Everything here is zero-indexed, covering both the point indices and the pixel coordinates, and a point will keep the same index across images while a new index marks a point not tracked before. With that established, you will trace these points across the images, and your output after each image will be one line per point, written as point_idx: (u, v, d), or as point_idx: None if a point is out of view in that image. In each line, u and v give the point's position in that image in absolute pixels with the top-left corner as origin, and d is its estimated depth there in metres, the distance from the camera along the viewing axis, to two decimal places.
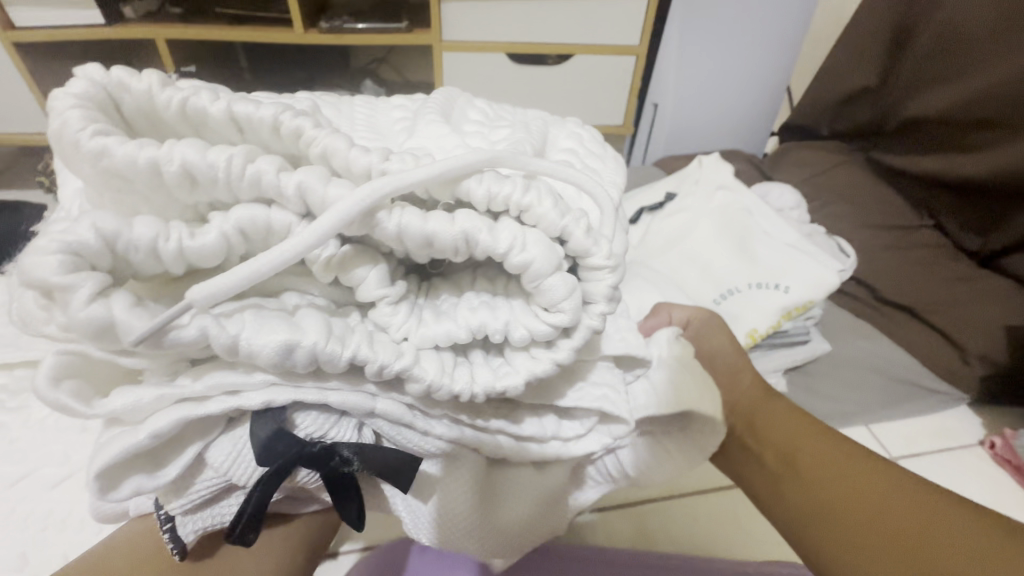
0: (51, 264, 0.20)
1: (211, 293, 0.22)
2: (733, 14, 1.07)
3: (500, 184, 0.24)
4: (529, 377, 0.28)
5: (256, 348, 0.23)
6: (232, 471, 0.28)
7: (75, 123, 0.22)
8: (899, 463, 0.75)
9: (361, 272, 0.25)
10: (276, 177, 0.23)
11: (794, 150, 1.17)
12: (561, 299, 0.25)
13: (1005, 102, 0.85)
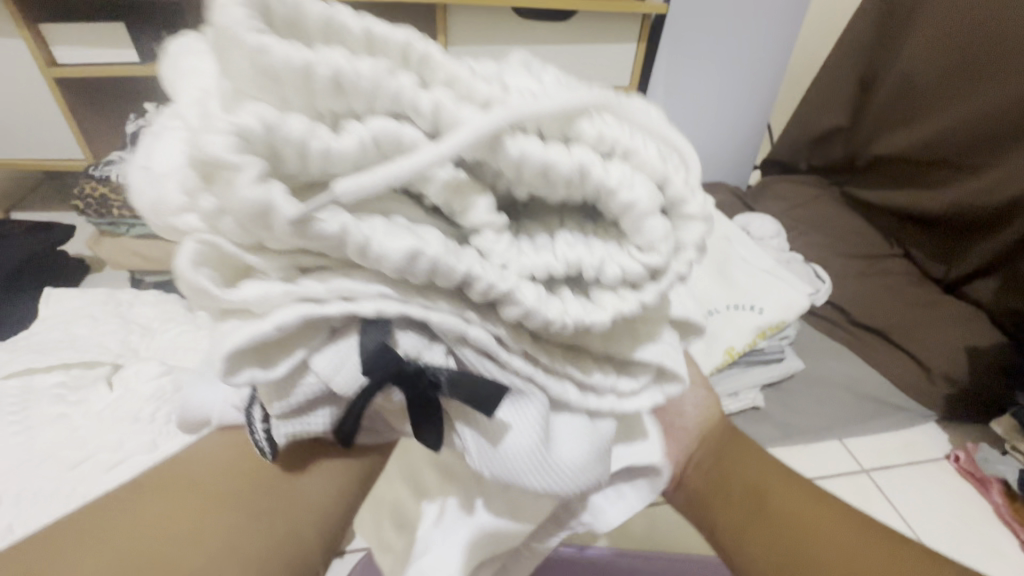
0: (223, 141, 0.17)
1: (359, 191, 0.18)
2: (714, 51, 1.16)
3: (613, 125, 0.22)
4: (617, 315, 0.24)
5: (384, 252, 0.19)
6: (334, 379, 0.24)
7: (233, 9, 0.17)
8: (871, 475, 0.79)
9: (475, 192, 0.21)
10: (415, 92, 0.19)
11: (773, 184, 1.26)
12: (661, 234, 0.22)
13: (959, 146, 0.94)
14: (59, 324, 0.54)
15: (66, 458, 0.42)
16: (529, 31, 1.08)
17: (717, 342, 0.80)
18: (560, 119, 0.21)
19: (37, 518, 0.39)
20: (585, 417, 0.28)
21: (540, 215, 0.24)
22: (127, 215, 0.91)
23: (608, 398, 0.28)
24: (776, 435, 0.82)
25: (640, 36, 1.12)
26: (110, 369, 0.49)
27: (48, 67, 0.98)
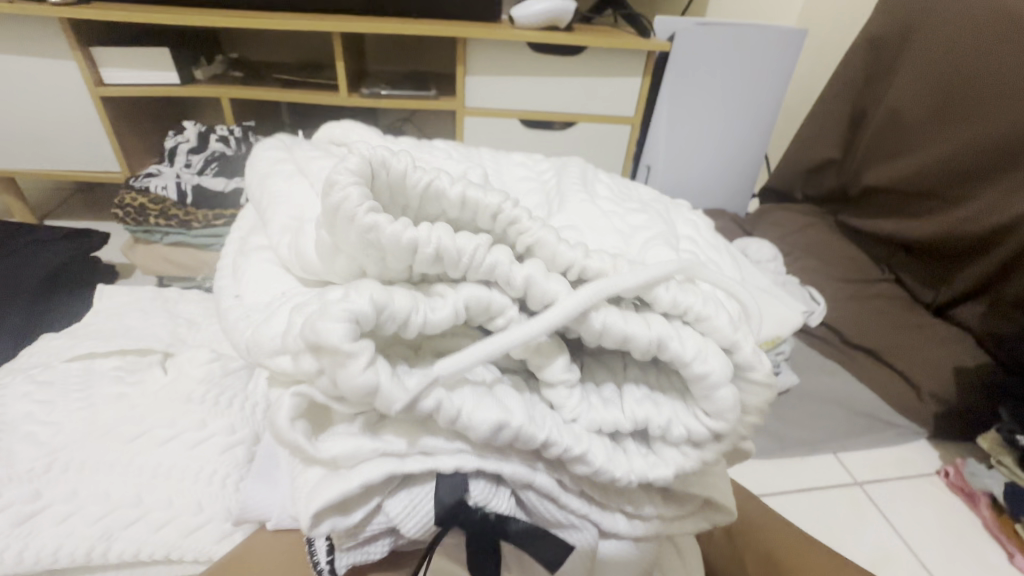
0: (341, 331, 0.20)
1: (454, 366, 0.23)
2: (710, 88, 1.25)
3: (685, 294, 0.26)
4: (677, 471, 0.28)
5: (471, 422, 0.24)
6: (402, 524, 0.28)
7: (353, 199, 0.23)
8: (864, 487, 0.83)
9: (552, 357, 0.26)
10: (509, 267, 0.24)
11: (771, 211, 1.31)
12: (723, 410, 0.25)
13: (939, 179, 1.01)
14: (114, 319, 0.59)
15: (124, 432, 0.46)
16: (539, 63, 1.16)
17: None
18: (637, 288, 0.25)
19: (101, 486, 0.43)
20: (630, 541, 0.33)
21: (608, 364, 0.30)
22: (162, 224, 0.95)
23: (654, 522, 0.32)
24: (773, 446, 0.86)
25: (643, 71, 1.18)
26: (161, 356, 0.54)
27: (95, 87, 1.05)
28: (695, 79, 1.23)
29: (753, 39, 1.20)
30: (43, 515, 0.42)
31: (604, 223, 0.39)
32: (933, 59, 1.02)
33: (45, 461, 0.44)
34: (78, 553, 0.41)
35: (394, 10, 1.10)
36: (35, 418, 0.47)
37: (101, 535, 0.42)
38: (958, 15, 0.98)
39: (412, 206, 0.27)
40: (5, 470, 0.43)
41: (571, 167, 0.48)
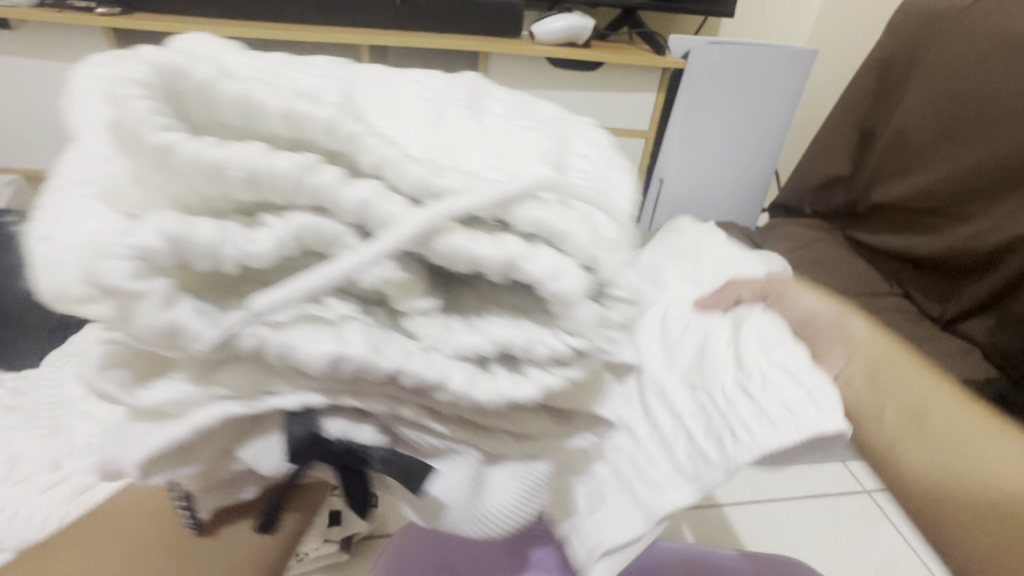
0: (121, 267, 0.18)
1: (273, 301, 0.20)
2: (726, 99, 1.28)
3: (542, 211, 0.23)
4: (546, 391, 0.24)
5: (302, 354, 0.21)
6: (258, 463, 0.25)
7: (138, 113, 0.19)
8: (872, 494, 0.84)
9: (398, 283, 0.22)
10: (337, 188, 0.20)
11: (780, 226, 1.34)
12: (586, 322, 0.23)
13: (946, 196, 1.04)
14: None
15: None
16: (559, 78, 1.20)
17: None
18: (493, 204, 0.22)
19: None
20: (520, 465, 0.27)
21: (480, 288, 0.25)
22: None
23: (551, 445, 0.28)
24: None
25: (658, 87, 1.22)
26: None
27: None
28: (711, 91, 1.27)
29: (765, 59, 1.24)
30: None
31: (484, 136, 0.29)
32: (939, 81, 1.06)
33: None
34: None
35: (419, 26, 1.15)
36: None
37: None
38: (963, 41, 1.02)
39: (228, 127, 0.21)
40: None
41: (460, 86, 0.35)
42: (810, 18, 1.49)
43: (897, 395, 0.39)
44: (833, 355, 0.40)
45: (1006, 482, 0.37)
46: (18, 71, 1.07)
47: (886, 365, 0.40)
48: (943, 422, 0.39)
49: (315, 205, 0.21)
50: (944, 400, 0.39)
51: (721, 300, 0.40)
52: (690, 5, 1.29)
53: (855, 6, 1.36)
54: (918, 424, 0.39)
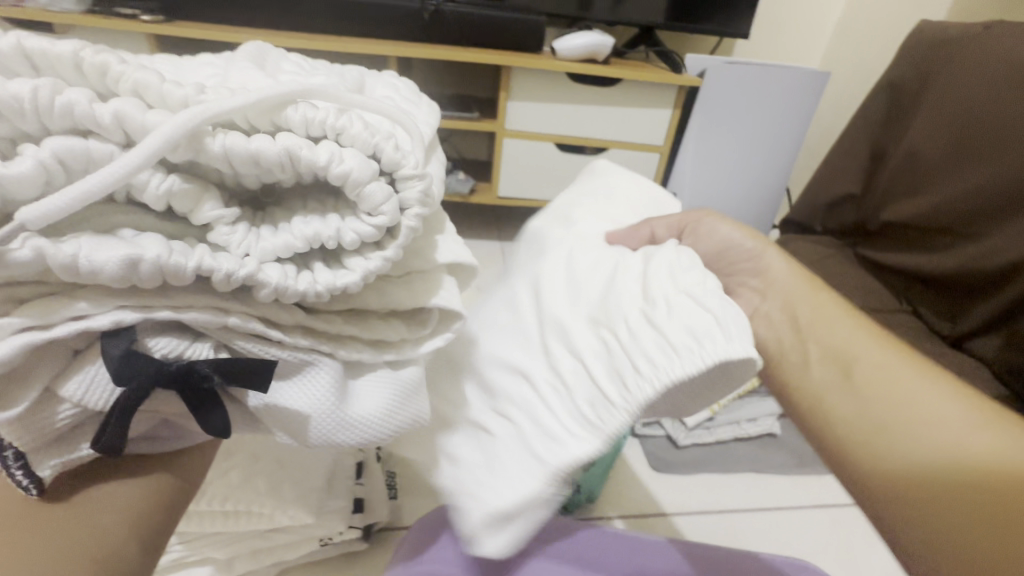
0: None
1: (44, 212, 0.21)
2: (743, 117, 1.32)
3: (316, 109, 0.26)
4: (367, 275, 0.28)
5: (98, 265, 0.23)
6: (88, 397, 0.28)
7: None
8: None
9: (186, 193, 0.25)
10: (89, 105, 0.23)
11: (791, 241, 1.36)
12: (381, 202, 0.25)
13: (958, 216, 1.05)
14: None
15: None
16: (576, 92, 1.24)
17: None
18: (257, 108, 0.25)
19: None
20: (382, 367, 0.33)
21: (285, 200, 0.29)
22: None
23: (402, 346, 0.34)
24: (792, 462, 0.88)
25: (675, 104, 1.26)
26: None
27: None
28: (724, 110, 1.30)
29: (779, 78, 1.28)
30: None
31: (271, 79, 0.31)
32: (950, 104, 1.08)
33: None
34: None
35: (445, 38, 1.19)
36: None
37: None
38: (975, 66, 1.05)
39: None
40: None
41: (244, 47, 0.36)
42: (821, 41, 1.53)
43: (825, 348, 0.45)
44: (763, 312, 0.49)
45: (939, 437, 0.38)
46: None
47: (823, 334, 0.46)
48: (873, 379, 0.42)
49: (79, 129, 0.23)
50: (892, 369, 0.43)
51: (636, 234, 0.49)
52: (705, 25, 1.33)
53: (866, 31, 1.40)
54: (848, 379, 0.43)
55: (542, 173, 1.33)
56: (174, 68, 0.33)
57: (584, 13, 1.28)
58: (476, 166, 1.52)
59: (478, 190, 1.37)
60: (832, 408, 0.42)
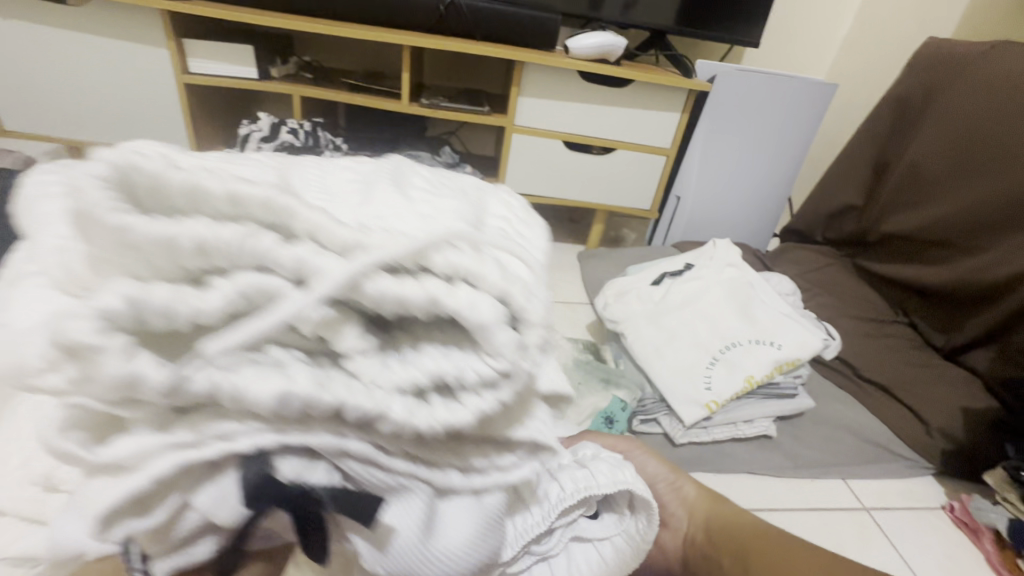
0: (85, 324, 0.17)
1: (229, 343, 0.20)
2: (749, 130, 1.34)
3: (458, 253, 0.24)
4: (480, 416, 0.24)
5: (252, 396, 0.20)
6: (218, 514, 0.22)
7: (98, 200, 0.19)
8: (871, 511, 0.86)
9: (340, 324, 0.22)
10: (278, 248, 0.21)
11: (791, 250, 1.38)
12: (507, 344, 0.23)
13: (957, 230, 1.07)
14: None
15: None
16: (587, 91, 1.24)
17: (737, 369, 0.87)
18: (413, 252, 0.23)
19: None
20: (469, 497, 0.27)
21: (410, 327, 0.24)
22: None
23: (491, 473, 0.28)
24: (786, 465, 0.89)
25: (682, 109, 1.27)
26: None
27: (182, 74, 1.15)
28: (732, 123, 1.33)
29: (785, 88, 1.29)
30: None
31: (411, 206, 0.29)
32: (951, 123, 1.10)
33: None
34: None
35: (460, 32, 1.20)
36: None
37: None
38: (977, 85, 1.07)
39: (211, 209, 0.22)
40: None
41: (390, 164, 0.36)
42: (828, 55, 1.55)
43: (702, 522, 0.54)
44: (677, 518, 0.55)
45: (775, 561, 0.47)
46: (72, 45, 1.12)
47: (701, 511, 0.55)
48: (732, 528, 0.52)
49: (257, 266, 0.21)
50: (745, 517, 0.53)
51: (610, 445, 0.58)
52: (716, 32, 1.34)
53: (874, 45, 1.42)
54: (714, 544, 0.52)
55: (550, 172, 1.34)
56: (322, 173, 0.32)
57: (597, 14, 1.29)
58: (480, 160, 1.53)
59: None
60: None
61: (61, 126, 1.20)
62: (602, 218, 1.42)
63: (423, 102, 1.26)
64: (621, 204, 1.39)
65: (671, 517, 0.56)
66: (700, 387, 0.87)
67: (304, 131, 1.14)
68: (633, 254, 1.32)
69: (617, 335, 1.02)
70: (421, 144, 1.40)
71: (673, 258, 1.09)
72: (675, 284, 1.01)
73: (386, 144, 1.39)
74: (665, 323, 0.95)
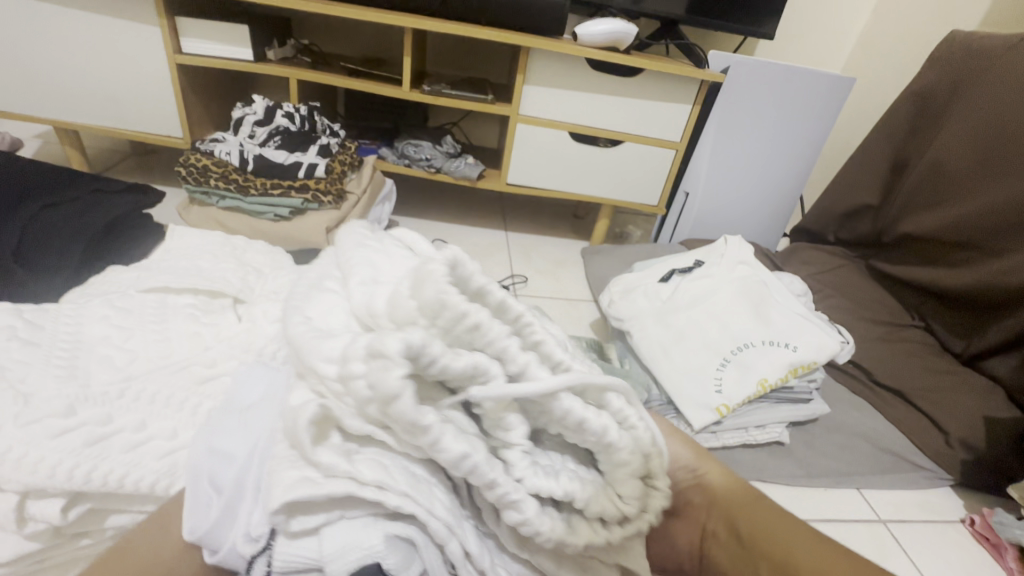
0: (400, 345, 0.25)
1: (488, 393, 0.28)
2: (766, 123, 1.29)
3: (628, 405, 0.33)
4: (588, 544, 0.31)
5: (446, 449, 0.26)
6: (332, 563, 0.30)
7: (439, 276, 0.29)
8: (886, 524, 0.81)
9: (513, 419, 0.30)
10: (516, 352, 0.30)
11: (803, 250, 1.34)
12: (633, 496, 0.32)
13: (980, 231, 1.03)
14: (187, 259, 0.65)
15: (199, 372, 0.50)
16: (595, 81, 1.20)
17: (750, 372, 0.83)
18: (598, 389, 0.32)
19: (170, 422, 0.45)
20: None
21: (551, 446, 0.34)
22: (221, 185, 1.02)
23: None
24: (799, 473, 0.85)
25: (694, 100, 1.22)
26: (232, 301, 0.59)
27: (174, 54, 1.11)
28: (752, 116, 1.28)
29: (810, 81, 1.25)
30: (113, 440, 0.42)
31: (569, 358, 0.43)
32: (980, 119, 1.05)
33: (119, 386, 0.46)
34: (144, 482, 0.41)
35: (464, 16, 1.15)
36: (114, 342, 0.50)
37: (167, 471, 0.42)
38: (1008, 80, 1.02)
39: (482, 298, 0.31)
40: (82, 390, 0.44)
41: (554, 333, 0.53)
42: (845, 48, 1.50)
43: (729, 514, 0.41)
44: (695, 508, 0.43)
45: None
46: (61, 23, 1.07)
47: (732, 504, 0.42)
48: (766, 522, 0.39)
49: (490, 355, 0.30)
50: (786, 517, 0.40)
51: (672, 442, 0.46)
52: (731, 23, 1.29)
53: (894, 40, 1.38)
54: (743, 542, 0.39)
55: (555, 165, 1.29)
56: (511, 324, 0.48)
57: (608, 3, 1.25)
58: (484, 152, 1.50)
59: (487, 177, 1.34)
60: None
61: (47, 108, 1.16)
62: (607, 214, 1.38)
63: (425, 88, 1.21)
64: (626, 199, 1.35)
65: (687, 505, 0.43)
66: (711, 390, 0.83)
67: (299, 114, 1.10)
68: (639, 250, 1.27)
69: (623, 333, 0.98)
70: (422, 132, 1.35)
71: (683, 254, 1.05)
72: (684, 281, 0.97)
73: (385, 134, 1.36)
74: (674, 323, 0.91)
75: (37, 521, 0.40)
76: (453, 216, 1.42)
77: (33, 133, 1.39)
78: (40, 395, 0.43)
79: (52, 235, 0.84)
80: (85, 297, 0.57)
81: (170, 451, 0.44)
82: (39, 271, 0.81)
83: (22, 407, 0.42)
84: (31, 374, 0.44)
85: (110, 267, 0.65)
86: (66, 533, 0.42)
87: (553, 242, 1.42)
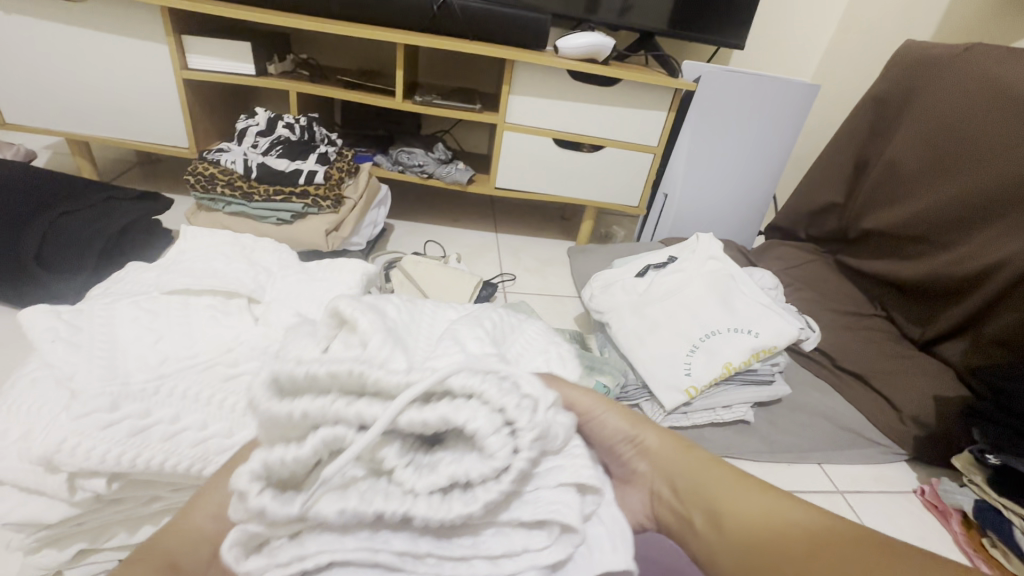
0: (246, 476, 0.29)
1: (342, 462, 0.30)
2: (721, 147, 1.39)
3: (469, 376, 0.33)
4: (487, 504, 0.31)
5: (324, 512, 0.30)
6: None
7: (259, 395, 0.31)
8: (844, 494, 0.88)
9: (383, 451, 0.32)
10: (343, 407, 0.30)
11: (775, 247, 1.42)
12: (498, 449, 0.31)
13: (932, 227, 1.11)
14: (200, 261, 0.71)
15: (221, 369, 0.56)
16: (576, 90, 1.28)
17: (716, 356, 0.90)
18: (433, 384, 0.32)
19: (197, 414, 0.52)
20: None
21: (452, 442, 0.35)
22: (227, 192, 1.09)
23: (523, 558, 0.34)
24: (763, 449, 0.92)
25: (669, 107, 1.30)
26: (246, 300, 0.66)
27: (182, 70, 1.18)
28: (701, 140, 1.38)
29: (772, 89, 1.33)
30: (151, 430, 0.49)
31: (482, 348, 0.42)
32: (931, 121, 1.14)
33: (154, 383, 0.53)
34: (180, 464, 0.49)
35: (453, 32, 1.23)
36: (144, 343, 0.57)
37: (202, 455, 0.50)
38: (956, 86, 1.11)
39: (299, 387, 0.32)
40: (123, 388, 0.51)
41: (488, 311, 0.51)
42: (813, 56, 1.59)
43: (669, 475, 0.49)
44: (642, 474, 0.50)
45: (751, 513, 0.43)
46: (73, 40, 1.14)
47: (672, 463, 0.49)
48: (694, 475, 0.48)
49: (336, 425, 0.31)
50: (711, 467, 0.48)
51: (613, 425, 0.48)
52: (705, 35, 1.38)
53: (858, 49, 1.47)
54: (681, 495, 0.48)
55: (542, 169, 1.37)
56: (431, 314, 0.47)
57: (589, 17, 1.33)
58: (473, 157, 1.58)
59: (476, 181, 1.41)
60: (729, 549, 0.43)
61: (60, 121, 1.23)
62: (591, 215, 1.46)
63: (416, 99, 1.28)
64: (608, 201, 1.43)
65: (635, 473, 0.50)
66: (681, 373, 0.90)
67: (299, 124, 1.17)
68: (620, 247, 1.35)
69: (603, 325, 1.06)
70: (414, 139, 1.43)
71: (659, 251, 1.13)
72: (659, 276, 1.05)
73: (380, 142, 1.44)
74: (647, 313, 0.99)
75: (84, 490, 0.47)
76: (445, 218, 1.50)
77: (43, 144, 1.46)
78: (86, 391, 0.49)
79: (72, 241, 0.91)
80: (114, 295, 0.64)
81: (201, 439, 0.51)
82: (61, 272, 0.89)
83: (71, 400, 0.48)
84: (78, 372, 0.51)
85: (134, 267, 0.73)
86: (104, 500, 0.50)
87: (542, 242, 1.50)
